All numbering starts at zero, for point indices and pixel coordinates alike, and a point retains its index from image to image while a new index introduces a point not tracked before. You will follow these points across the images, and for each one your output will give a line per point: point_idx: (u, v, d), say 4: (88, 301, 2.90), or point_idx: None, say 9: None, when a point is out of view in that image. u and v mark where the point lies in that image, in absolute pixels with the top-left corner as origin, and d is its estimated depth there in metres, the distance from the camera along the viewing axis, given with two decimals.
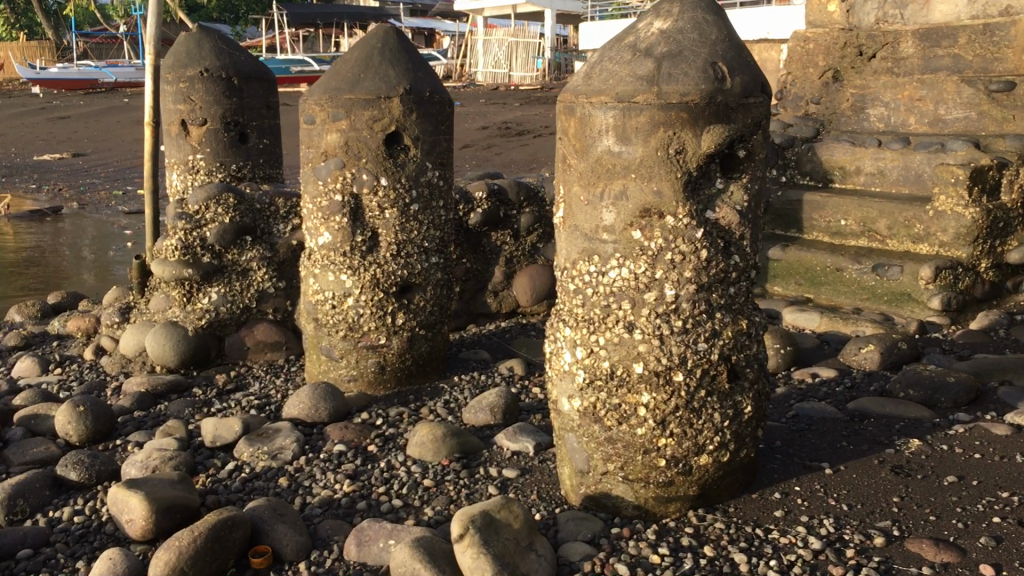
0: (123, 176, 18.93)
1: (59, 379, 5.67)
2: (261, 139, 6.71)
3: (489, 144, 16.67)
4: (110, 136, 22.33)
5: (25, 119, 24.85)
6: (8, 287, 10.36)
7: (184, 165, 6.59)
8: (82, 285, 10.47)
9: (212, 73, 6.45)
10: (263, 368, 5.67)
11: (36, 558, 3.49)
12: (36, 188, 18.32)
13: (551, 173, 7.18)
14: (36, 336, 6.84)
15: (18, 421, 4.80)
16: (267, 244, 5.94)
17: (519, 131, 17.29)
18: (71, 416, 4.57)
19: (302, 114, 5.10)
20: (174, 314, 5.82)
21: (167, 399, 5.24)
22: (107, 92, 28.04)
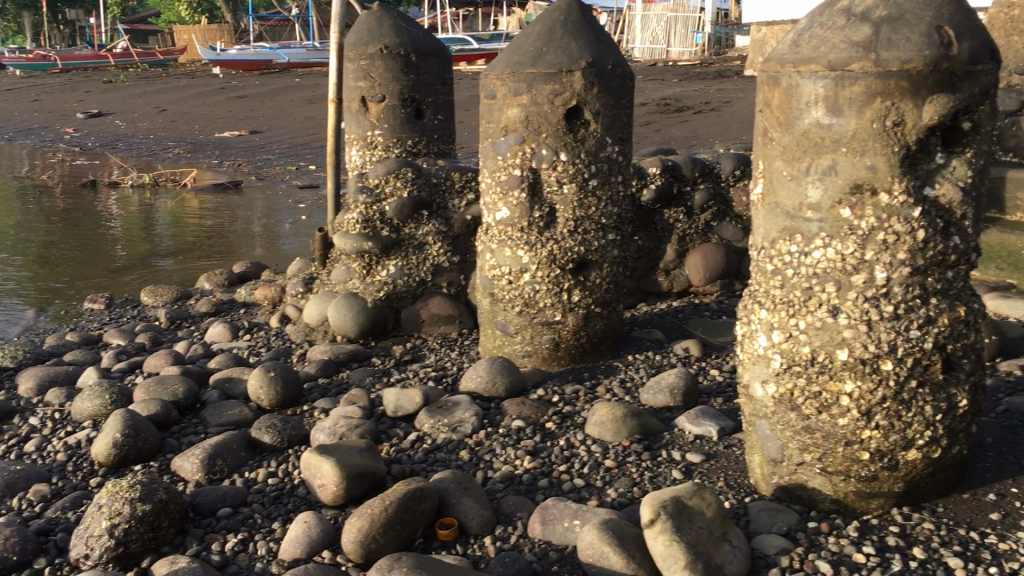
0: (295, 153, 19.74)
1: (249, 345, 5.92)
2: (436, 115, 6.77)
3: (648, 120, 16.37)
4: (282, 114, 23.33)
5: (207, 98, 26.30)
6: (192, 257, 10.96)
7: (363, 141, 6.73)
8: (261, 255, 10.96)
9: (392, 50, 6.56)
10: (437, 341, 5.71)
11: (236, 517, 3.63)
12: (217, 163, 19.37)
13: (726, 150, 6.94)
14: (224, 304, 7.18)
15: (213, 384, 5.04)
16: (442, 219, 5.99)
17: (679, 108, 16.90)
18: (262, 381, 4.76)
19: (483, 88, 5.08)
20: (354, 286, 5.97)
21: (348, 367, 5.38)
22: (280, 72, 29.30)
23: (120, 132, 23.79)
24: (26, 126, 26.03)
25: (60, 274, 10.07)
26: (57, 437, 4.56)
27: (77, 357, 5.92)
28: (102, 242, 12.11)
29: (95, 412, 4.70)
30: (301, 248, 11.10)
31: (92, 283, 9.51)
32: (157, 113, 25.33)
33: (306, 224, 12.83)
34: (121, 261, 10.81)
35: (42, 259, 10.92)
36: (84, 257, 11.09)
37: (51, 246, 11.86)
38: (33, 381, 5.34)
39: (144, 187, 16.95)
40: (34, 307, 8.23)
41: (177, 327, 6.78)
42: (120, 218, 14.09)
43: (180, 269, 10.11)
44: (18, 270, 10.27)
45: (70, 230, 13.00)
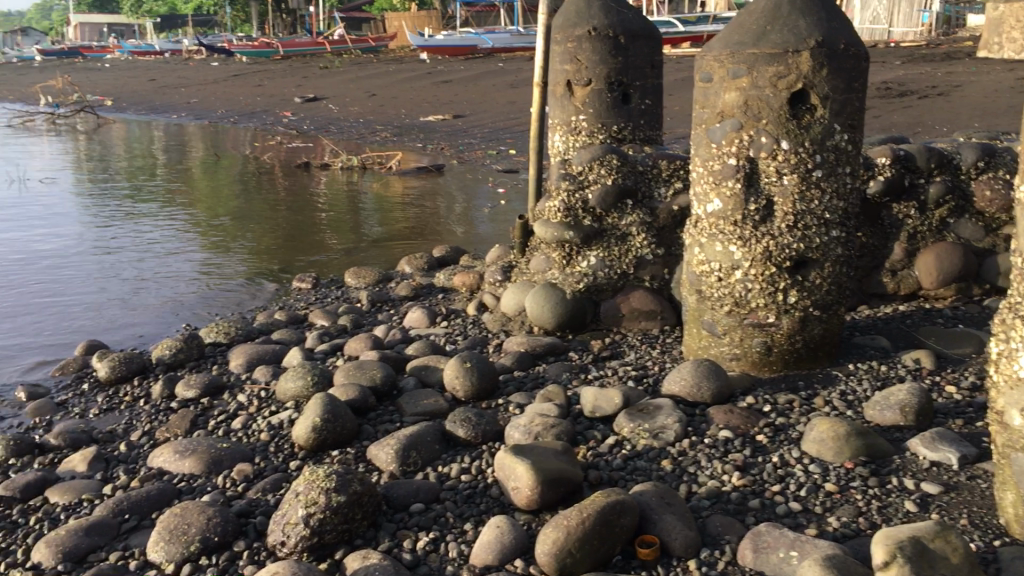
0: (497, 137, 19.94)
1: (446, 332, 5.87)
2: (644, 99, 6.46)
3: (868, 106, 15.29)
4: (485, 98, 23.62)
5: (414, 82, 27.08)
6: (394, 240, 11.18)
7: (567, 126, 6.50)
8: (460, 238, 11.06)
9: (600, 32, 6.32)
10: (637, 337, 5.44)
11: (428, 514, 3.51)
12: (422, 147, 19.85)
13: (966, 138, 6.23)
14: (423, 288, 7.22)
15: (410, 371, 5.03)
16: (647, 210, 5.70)
17: (903, 92, 15.69)
18: (458, 371, 4.69)
19: (699, 71, 4.75)
20: (553, 276, 5.80)
21: (545, 361, 5.22)
22: (483, 58, 29.73)
23: (333, 116, 24.89)
24: (251, 110, 27.75)
25: (273, 251, 10.56)
26: (261, 416, 4.67)
27: (284, 336, 6.08)
28: (312, 222, 12.63)
29: (298, 394, 4.79)
30: (499, 233, 11.12)
31: (302, 261, 9.90)
32: (366, 97, 26.31)
33: (504, 209, 12.87)
34: (329, 241, 11.22)
35: (258, 237, 11.50)
36: (296, 236, 11.59)
37: (267, 224, 12.49)
38: (243, 358, 5.52)
39: (353, 169, 17.60)
40: (249, 283, 8.63)
41: (378, 310, 6.87)
42: (329, 199, 14.66)
43: (383, 252, 10.35)
44: (236, 246, 10.86)
45: (284, 210, 13.65)
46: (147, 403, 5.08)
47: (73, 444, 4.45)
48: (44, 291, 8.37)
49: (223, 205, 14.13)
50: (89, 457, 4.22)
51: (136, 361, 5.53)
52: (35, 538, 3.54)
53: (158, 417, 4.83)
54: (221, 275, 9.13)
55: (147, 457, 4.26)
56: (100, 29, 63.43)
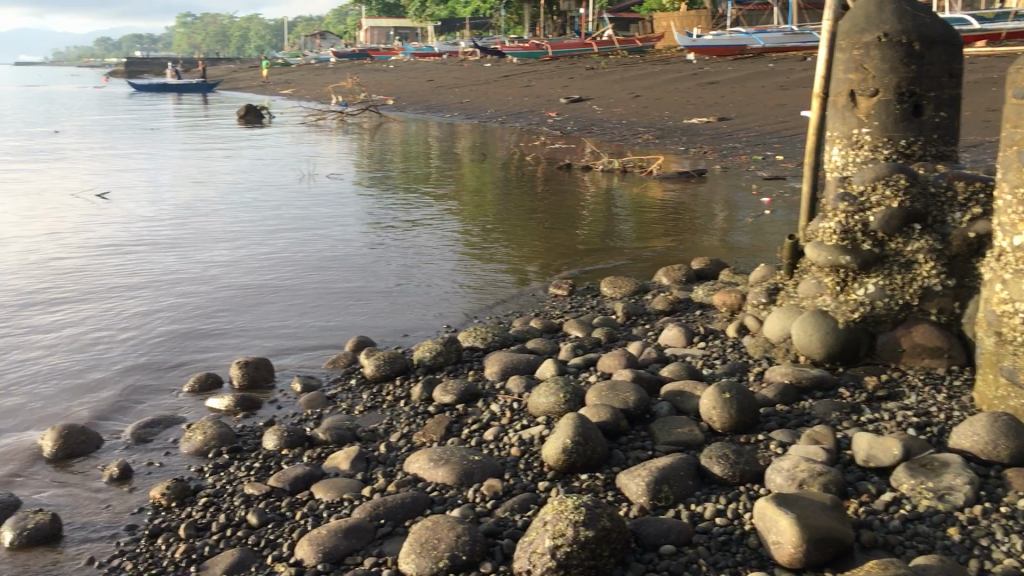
0: (764, 141, 19.22)
1: (704, 354, 5.60)
2: (938, 112, 5.86)
3: None
4: (753, 101, 22.84)
5: (680, 84, 26.69)
6: (652, 248, 11.00)
7: (847, 139, 6.02)
8: (720, 249, 10.73)
9: (892, 38, 5.80)
10: (919, 377, 4.93)
11: (679, 558, 3.32)
12: (684, 150, 19.52)
13: None
14: (680, 303, 7.02)
15: (665, 396, 4.84)
16: (938, 235, 5.13)
17: None
18: (717, 402, 4.46)
19: (1013, 86, 4.20)
20: (825, 303, 5.39)
21: (811, 395, 4.84)
22: (753, 59, 28.78)
23: (596, 117, 25.06)
24: (518, 110, 28.55)
25: (532, 252, 10.76)
26: (513, 429, 4.68)
27: (537, 345, 6.08)
28: (570, 224, 12.73)
29: (549, 409, 4.76)
30: (762, 246, 10.67)
31: (559, 265, 9.99)
32: (631, 99, 26.26)
33: (768, 220, 12.34)
34: (586, 246, 11.26)
35: (518, 236, 11.75)
36: (554, 238, 11.74)
37: (527, 224, 12.75)
38: (498, 366, 5.58)
39: (614, 172, 17.58)
40: (507, 284, 8.81)
41: (633, 323, 6.73)
42: (589, 202, 14.72)
43: (640, 260, 10.25)
44: (497, 245, 11.15)
45: (544, 210, 13.88)
46: (406, 404, 5.26)
47: (338, 440, 4.67)
48: (321, 280, 8.96)
49: (487, 203, 14.59)
50: (352, 455, 4.39)
51: (399, 362, 5.74)
52: (299, 533, 3.72)
53: (416, 420, 4.96)
54: (481, 274, 9.39)
55: (402, 461, 4.37)
56: (387, 32, 67.81)
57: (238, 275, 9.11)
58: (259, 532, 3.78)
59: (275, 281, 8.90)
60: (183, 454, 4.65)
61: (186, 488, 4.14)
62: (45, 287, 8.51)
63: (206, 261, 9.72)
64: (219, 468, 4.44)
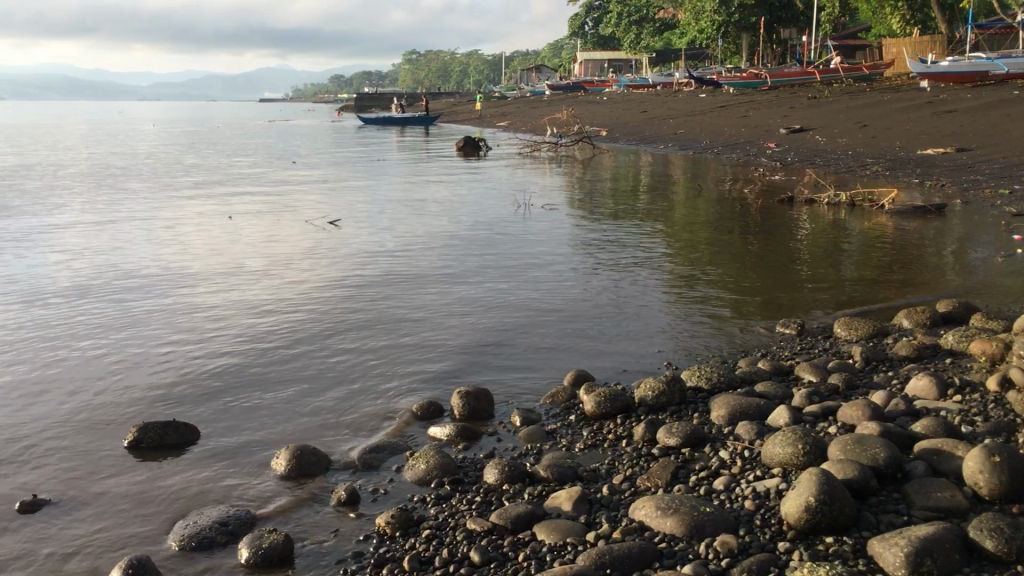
0: (1012, 173, 17.63)
1: (961, 409, 5.04)
2: None
3: None
4: (997, 130, 21.09)
5: (913, 112, 25.10)
6: (886, 288, 10.22)
7: None
8: (960, 291, 9.83)
9: None
10: None
11: None
12: (918, 183, 18.24)
13: None
14: (927, 350, 6.45)
15: (920, 454, 4.38)
16: None
17: None
18: (983, 465, 3.96)
19: None
20: None
21: None
22: (997, 85, 26.65)
23: (819, 148, 23.96)
24: (735, 141, 27.85)
25: (748, 287, 10.31)
26: (745, 479, 4.36)
27: (767, 389, 5.70)
28: (789, 260, 12.12)
29: (786, 460, 4.40)
30: (1007, 288, 9.70)
31: (777, 302, 9.50)
32: (857, 129, 24.96)
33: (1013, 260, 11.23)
34: (806, 282, 10.66)
35: (736, 271, 11.30)
36: (771, 273, 11.20)
37: (742, 258, 12.26)
38: (726, 410, 5.27)
39: (840, 206, 16.65)
40: (726, 320, 8.43)
41: (873, 370, 6.20)
42: (810, 236, 13.99)
43: (864, 300, 9.57)
44: (711, 279, 10.77)
45: (762, 245, 13.31)
46: (629, 445, 5.05)
47: (559, 478, 4.52)
48: (536, 309, 8.93)
49: (702, 236, 14.17)
50: (575, 496, 4.22)
51: (620, 399, 5.54)
52: None
53: (639, 462, 4.74)
54: (697, 309, 9.05)
55: (627, 507, 4.16)
56: (601, 64, 68.39)
57: (453, 301, 9.24)
58: (482, 571, 3.69)
59: (488, 308, 8.95)
60: (406, 482, 4.66)
61: (410, 518, 4.12)
62: (275, 306, 8.96)
63: (423, 287, 9.94)
64: (442, 498, 4.40)
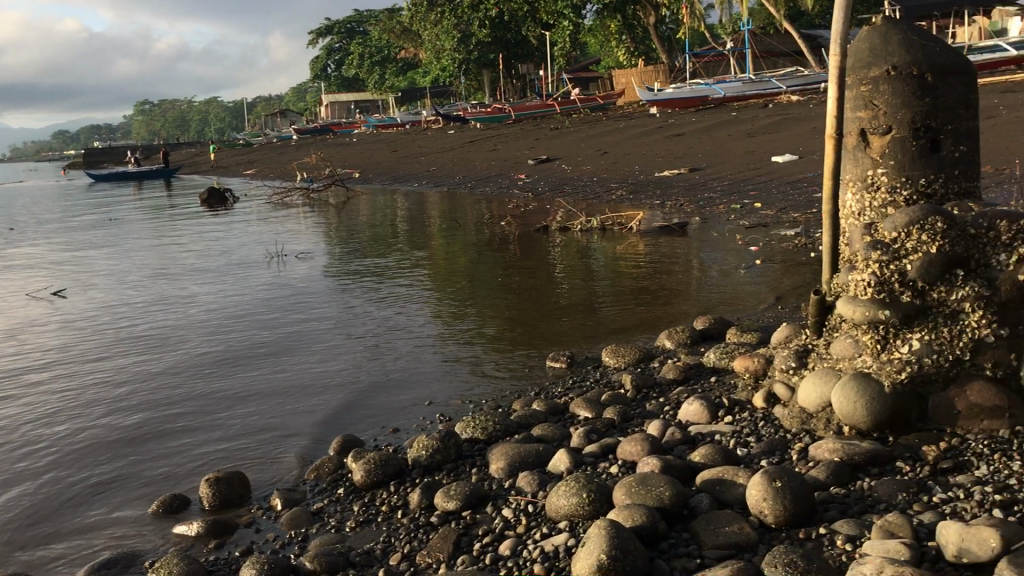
0: (740, 189, 18.93)
1: (733, 430, 5.01)
2: (957, 146, 5.61)
3: None
4: (722, 149, 22.64)
5: (647, 137, 26.54)
6: (645, 308, 10.40)
7: (861, 181, 5.81)
8: (713, 305, 10.16)
9: (901, 70, 5.56)
10: (983, 443, 4.38)
11: None
12: (660, 204, 19.12)
13: None
14: (692, 371, 6.55)
15: (701, 486, 4.24)
16: (985, 280, 4.68)
17: None
18: (767, 492, 3.86)
19: None
20: (865, 364, 4.84)
21: (868, 473, 4.25)
22: (717, 108, 28.79)
23: (566, 177, 24.72)
24: (486, 175, 28.24)
25: (512, 319, 10.20)
26: (532, 540, 4.05)
27: (545, 432, 5.46)
28: (548, 288, 12.19)
29: (571, 512, 4.13)
30: (745, 299, 10.22)
31: (543, 333, 9.43)
32: (599, 156, 26.06)
33: (747, 272, 11.89)
34: (567, 308, 10.73)
35: (501, 305, 11.17)
36: (534, 303, 11.20)
37: (504, 290, 12.22)
38: (504, 461, 4.96)
39: (592, 231, 17.16)
40: (498, 356, 8.22)
41: (645, 398, 6.18)
42: (568, 263, 14.21)
43: (624, 322, 9.71)
44: (476, 314, 10.59)
45: (521, 276, 13.33)
46: (404, 515, 4.61)
47: (329, 569, 4.01)
48: (295, 366, 8.31)
49: (464, 272, 14.03)
50: None
51: (391, 464, 5.09)
52: None
53: (416, 536, 4.32)
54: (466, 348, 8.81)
55: None
56: (347, 106, 67.73)
57: (202, 368, 8.43)
58: None
59: (243, 372, 8.23)
60: None
61: None
62: None
63: (168, 357, 9.03)
64: None
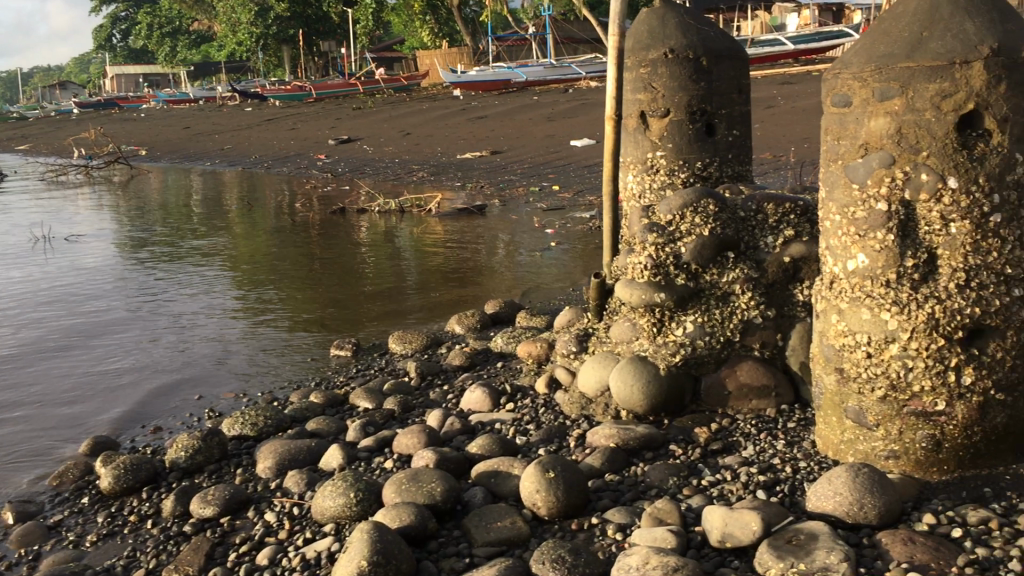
0: (539, 172, 19.10)
1: (514, 418, 4.89)
2: (731, 130, 5.73)
3: None
4: (522, 133, 22.82)
5: (449, 119, 26.37)
6: (445, 291, 10.22)
7: (641, 163, 5.84)
8: (511, 287, 10.12)
9: (678, 53, 5.60)
10: (751, 423, 4.46)
11: None
12: (461, 186, 19.02)
13: None
14: (479, 356, 6.41)
15: (476, 478, 4.07)
16: (752, 262, 4.78)
17: None
18: (539, 484, 3.73)
19: (829, 94, 3.80)
20: (643, 347, 4.82)
21: (642, 458, 4.23)
22: (519, 92, 29.03)
23: (367, 158, 24.21)
24: (284, 154, 27.23)
25: (311, 305, 9.79)
26: (293, 547, 3.75)
27: (319, 426, 5.15)
28: (352, 271, 11.81)
29: (338, 514, 3.86)
30: (550, 279, 10.25)
31: (342, 320, 9.09)
32: (401, 137, 25.68)
33: (549, 252, 11.95)
34: (371, 292, 10.42)
35: (298, 290, 10.68)
36: (337, 287, 10.80)
37: (305, 274, 11.72)
38: (271, 460, 4.62)
39: (391, 213, 16.82)
40: (290, 344, 7.82)
41: (429, 386, 5.99)
42: (371, 245, 13.84)
43: (428, 306, 9.51)
44: (271, 301, 10.09)
45: (322, 259, 12.85)
46: (155, 525, 4.20)
47: None
48: (56, 363, 7.57)
49: (262, 255, 13.39)
50: None
51: (145, 469, 4.63)
52: None
53: (168, 550, 3.93)
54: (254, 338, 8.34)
55: None
56: (135, 79, 63.80)
57: None
58: None
59: None
60: None
61: None
62: None
63: None
64: None
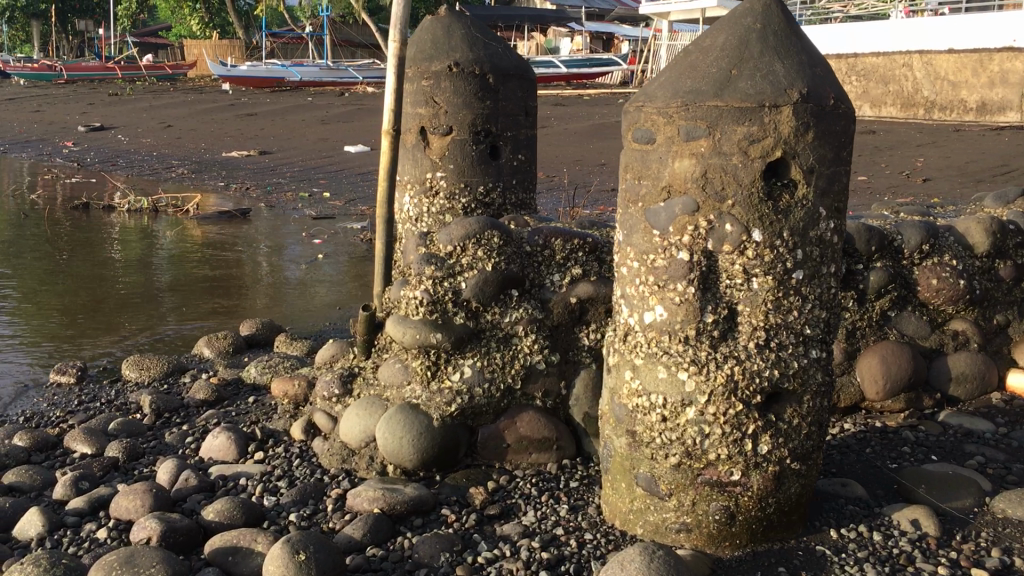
0: (309, 176, 18.16)
1: (262, 473, 4.21)
2: (516, 154, 5.33)
3: None
4: (293, 135, 21.72)
5: (216, 114, 24.76)
6: (202, 301, 9.20)
7: (419, 184, 5.34)
8: (275, 301, 9.24)
9: (463, 68, 5.15)
10: (530, 480, 4.04)
11: None
12: (224, 186, 17.71)
13: (869, 215, 5.42)
14: (228, 390, 5.63)
15: (211, 557, 3.38)
16: (536, 301, 4.38)
17: None
18: (286, 567, 3.11)
19: (630, 129, 3.44)
20: (414, 393, 4.27)
21: (410, 526, 3.69)
22: (292, 91, 27.79)
23: (121, 149, 22.18)
24: (24, 139, 24.48)
25: (47, 314, 8.56)
26: None
27: (19, 480, 4.22)
28: (100, 273, 10.57)
29: None
30: (325, 293, 9.50)
31: (77, 332, 7.95)
32: (161, 129, 23.80)
33: (323, 265, 11.17)
34: (119, 299, 9.25)
35: (29, 296, 9.32)
36: (85, 291, 9.60)
37: (46, 276, 10.38)
38: None
39: (142, 212, 15.34)
40: (15, 368, 6.71)
41: (166, 425, 5.15)
42: (124, 246, 12.51)
43: (188, 316, 8.55)
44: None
45: (64, 260, 11.38)
46: None
47: None
48: None
49: None
50: None
51: None
52: None
53: None
54: None
55: None
56: None
57: None
58: None
59: None
60: None
61: None
62: None
63: None
64: None
